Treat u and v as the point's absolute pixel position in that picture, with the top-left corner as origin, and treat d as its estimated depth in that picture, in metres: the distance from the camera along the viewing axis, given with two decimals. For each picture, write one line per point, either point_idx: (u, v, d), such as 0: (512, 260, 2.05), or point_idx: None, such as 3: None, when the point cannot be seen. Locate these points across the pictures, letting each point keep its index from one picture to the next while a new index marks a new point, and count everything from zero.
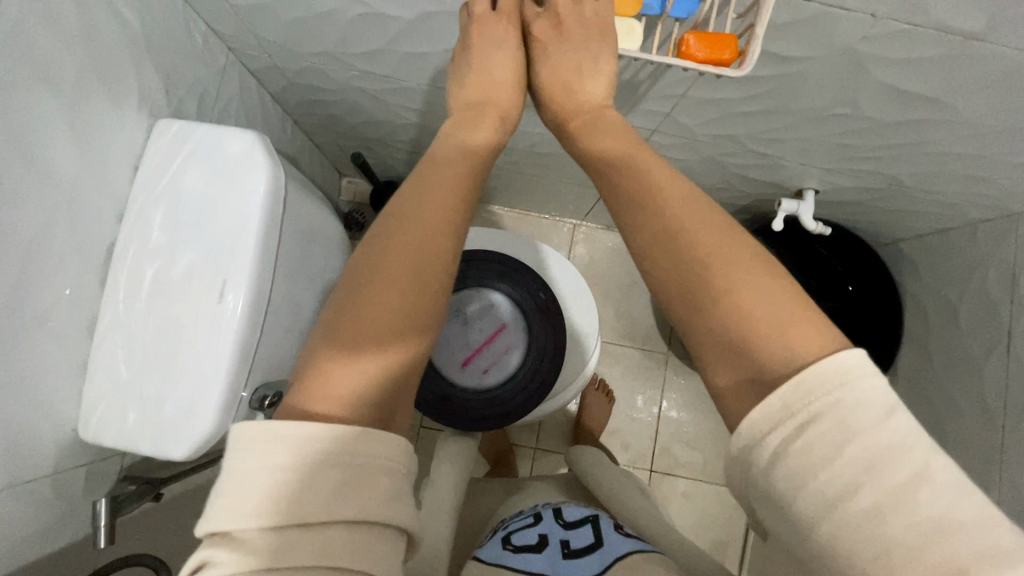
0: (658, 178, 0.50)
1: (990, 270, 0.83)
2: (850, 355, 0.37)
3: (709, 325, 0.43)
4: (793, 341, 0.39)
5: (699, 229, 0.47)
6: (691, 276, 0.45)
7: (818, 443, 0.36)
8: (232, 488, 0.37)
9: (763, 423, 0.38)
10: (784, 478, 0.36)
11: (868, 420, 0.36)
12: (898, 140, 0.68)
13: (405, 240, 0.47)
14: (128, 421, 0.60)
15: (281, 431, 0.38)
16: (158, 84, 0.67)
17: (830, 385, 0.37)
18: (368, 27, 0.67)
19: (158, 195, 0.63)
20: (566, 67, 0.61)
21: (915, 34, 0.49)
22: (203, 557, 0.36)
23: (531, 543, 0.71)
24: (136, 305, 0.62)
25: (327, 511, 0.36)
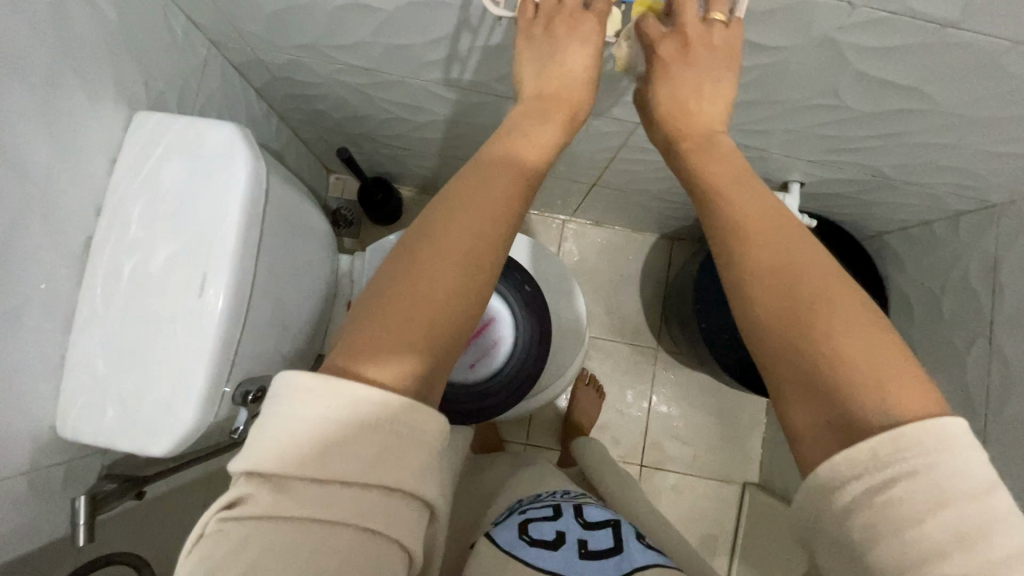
0: (750, 202, 0.48)
1: (972, 261, 0.84)
2: (955, 424, 0.36)
3: (792, 354, 0.41)
4: (895, 397, 0.37)
5: (803, 260, 0.43)
6: (784, 303, 0.42)
7: (907, 500, 0.34)
8: (273, 433, 0.37)
9: (845, 469, 0.36)
10: (861, 527, 0.35)
11: (968, 492, 0.34)
12: (880, 131, 0.69)
13: (457, 253, 0.44)
14: (107, 417, 0.60)
15: (337, 386, 0.37)
16: (137, 76, 0.66)
17: (930, 444, 0.35)
18: (350, 18, 0.66)
19: (136, 189, 0.63)
20: (681, 89, 0.55)
21: (893, 23, 0.49)
22: (237, 493, 0.36)
23: (548, 538, 0.70)
24: (114, 299, 0.61)
25: (367, 473, 0.36)
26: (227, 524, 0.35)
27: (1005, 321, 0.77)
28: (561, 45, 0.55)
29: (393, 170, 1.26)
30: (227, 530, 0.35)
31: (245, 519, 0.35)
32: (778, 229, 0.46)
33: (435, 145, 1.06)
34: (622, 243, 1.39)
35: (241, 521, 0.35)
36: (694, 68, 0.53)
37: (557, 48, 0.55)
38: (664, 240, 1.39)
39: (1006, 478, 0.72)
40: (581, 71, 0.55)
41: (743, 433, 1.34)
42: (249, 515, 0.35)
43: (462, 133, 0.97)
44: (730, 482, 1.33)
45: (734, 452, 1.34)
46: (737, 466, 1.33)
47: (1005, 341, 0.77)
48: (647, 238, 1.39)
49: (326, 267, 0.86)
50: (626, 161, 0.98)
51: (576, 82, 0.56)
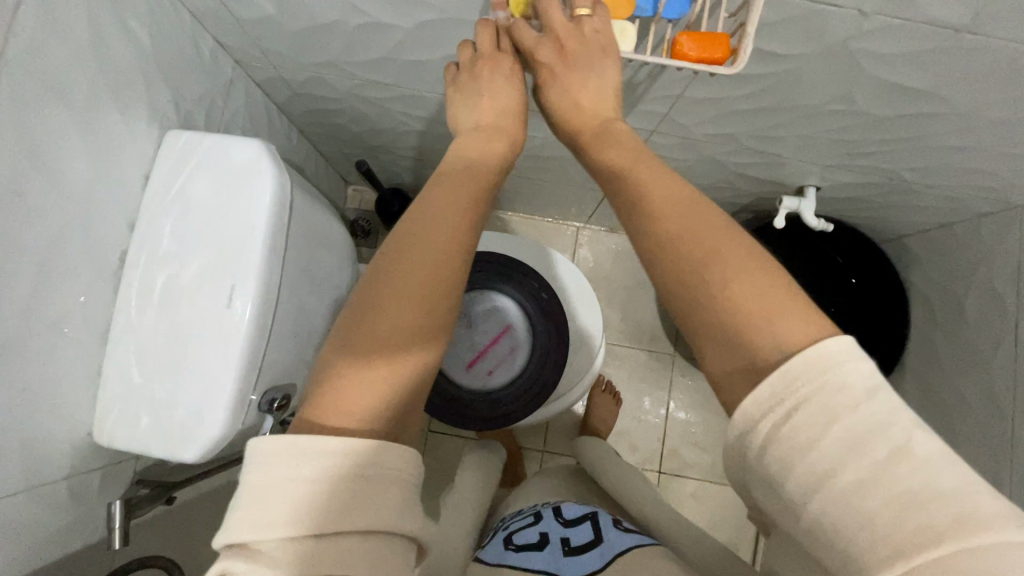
0: (652, 176, 0.49)
1: (995, 264, 0.82)
2: (836, 341, 0.37)
3: (705, 319, 0.42)
4: (780, 326, 0.39)
5: (709, 223, 0.45)
6: (678, 267, 0.44)
7: (805, 428, 0.36)
8: (247, 501, 0.38)
9: (754, 410, 0.38)
10: (775, 461, 0.36)
11: (845, 404, 0.35)
12: (895, 134, 0.69)
13: (410, 263, 0.47)
14: (140, 425, 0.62)
15: (297, 444, 0.39)
16: (167, 97, 0.69)
17: (811, 372, 0.36)
18: (369, 36, 0.69)
19: (168, 205, 0.65)
20: (571, 89, 0.56)
21: (905, 28, 0.50)
22: (219, 569, 0.37)
23: (533, 541, 0.72)
24: (147, 311, 0.63)
25: (342, 521, 0.37)
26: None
27: None
28: (486, 83, 0.59)
29: (410, 181, 1.28)
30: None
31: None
32: (678, 196, 0.47)
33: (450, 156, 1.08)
34: None
35: None
36: (585, 60, 0.55)
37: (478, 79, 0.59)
38: None
39: None
40: (512, 102, 0.59)
41: None
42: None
43: None
44: None
45: None
46: None
47: None
48: None
49: (347, 278, 0.88)
50: None
51: (511, 112, 0.59)
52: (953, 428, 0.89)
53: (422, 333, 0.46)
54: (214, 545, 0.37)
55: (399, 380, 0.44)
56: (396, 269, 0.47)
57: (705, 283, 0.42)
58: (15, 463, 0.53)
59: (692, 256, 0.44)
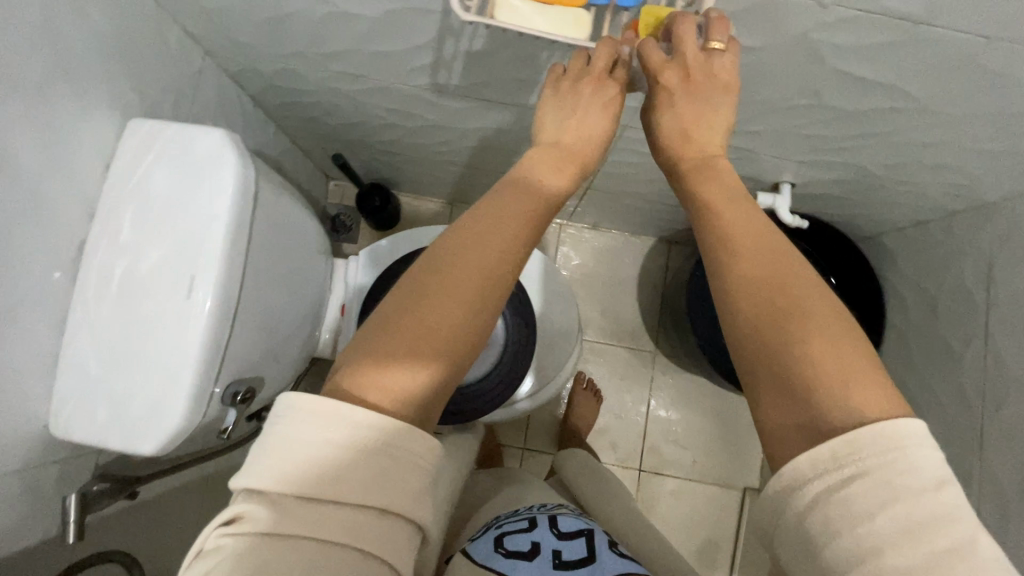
0: (745, 222, 0.50)
1: (967, 261, 0.83)
2: (911, 424, 0.37)
3: (771, 361, 0.43)
4: (855, 392, 0.39)
5: (802, 279, 0.45)
6: (763, 311, 0.44)
7: (861, 499, 0.36)
8: (273, 452, 0.38)
9: (808, 468, 0.38)
10: (818, 524, 0.37)
11: (910, 485, 0.35)
12: (864, 130, 0.69)
13: (467, 272, 0.47)
14: (97, 417, 0.61)
15: (340, 409, 0.39)
16: (131, 85, 0.67)
17: (886, 443, 0.36)
18: (337, 26, 0.68)
19: (128, 194, 0.64)
20: (684, 119, 0.56)
21: (865, 21, 0.49)
22: (236, 511, 0.37)
23: (524, 549, 0.71)
24: (105, 301, 0.62)
25: (363, 493, 0.37)
26: (225, 539, 0.36)
27: (1001, 324, 0.76)
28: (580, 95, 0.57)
29: (390, 176, 1.27)
30: (223, 546, 0.36)
31: (241, 536, 0.36)
32: (768, 245, 0.48)
33: (428, 150, 1.07)
34: (618, 246, 1.39)
35: (238, 536, 0.36)
36: (701, 92, 0.54)
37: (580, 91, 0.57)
38: (661, 243, 1.38)
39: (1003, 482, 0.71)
40: (596, 129, 0.58)
41: (743, 438, 1.33)
42: (248, 529, 0.36)
43: (452, 138, 0.98)
44: (731, 488, 1.32)
45: (734, 457, 1.33)
46: (737, 471, 1.32)
47: (1001, 342, 0.75)
48: (644, 241, 1.38)
49: (319, 272, 0.88)
50: (616, 165, 0.98)
51: (591, 138, 0.58)
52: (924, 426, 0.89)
53: (464, 338, 0.46)
54: (233, 486, 0.37)
55: (434, 380, 0.43)
56: (459, 264, 0.47)
57: (787, 333, 0.42)
58: None
59: (777, 304, 0.44)
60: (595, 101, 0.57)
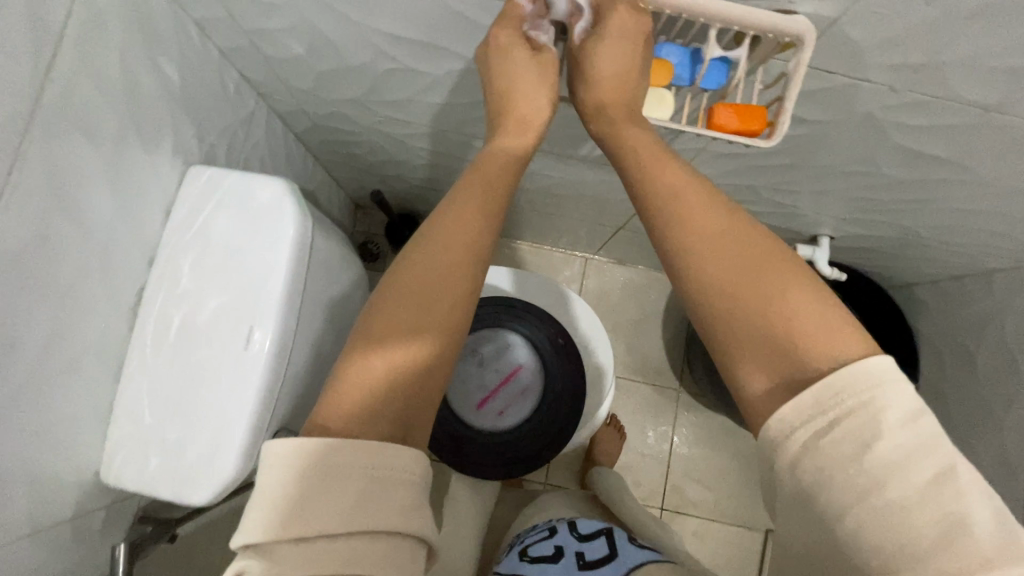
0: (696, 197, 0.47)
1: (1006, 321, 0.83)
2: (877, 364, 0.38)
3: (745, 343, 0.42)
4: (837, 348, 0.39)
5: (748, 245, 0.45)
6: (730, 283, 0.44)
7: (845, 442, 0.37)
8: (261, 502, 0.39)
9: (793, 417, 0.38)
10: (811, 472, 0.37)
11: (895, 425, 0.36)
12: (912, 196, 0.69)
13: (421, 275, 0.48)
14: (149, 466, 0.60)
15: (306, 446, 0.40)
16: (192, 131, 0.68)
17: (864, 384, 0.37)
18: (396, 79, 0.69)
19: (188, 241, 0.64)
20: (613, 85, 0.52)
21: (934, 105, 0.50)
22: (235, 567, 0.38)
23: (548, 554, 0.74)
24: (162, 348, 0.62)
25: (348, 522, 0.38)
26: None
27: None
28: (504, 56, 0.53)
29: (422, 208, 1.28)
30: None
31: None
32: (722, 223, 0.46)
33: None
34: (644, 282, 1.39)
35: None
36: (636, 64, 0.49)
37: (511, 69, 0.53)
38: None
39: None
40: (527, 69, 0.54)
41: None
42: None
43: None
44: (752, 528, 1.31)
45: (756, 496, 1.32)
46: (760, 513, 1.31)
47: None
48: None
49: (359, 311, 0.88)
50: None
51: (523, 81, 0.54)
52: None
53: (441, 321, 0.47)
54: (232, 545, 0.38)
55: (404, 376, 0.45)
56: (425, 254, 0.49)
57: (753, 310, 0.42)
58: (20, 507, 0.52)
59: (736, 284, 0.43)
60: (524, 81, 0.54)
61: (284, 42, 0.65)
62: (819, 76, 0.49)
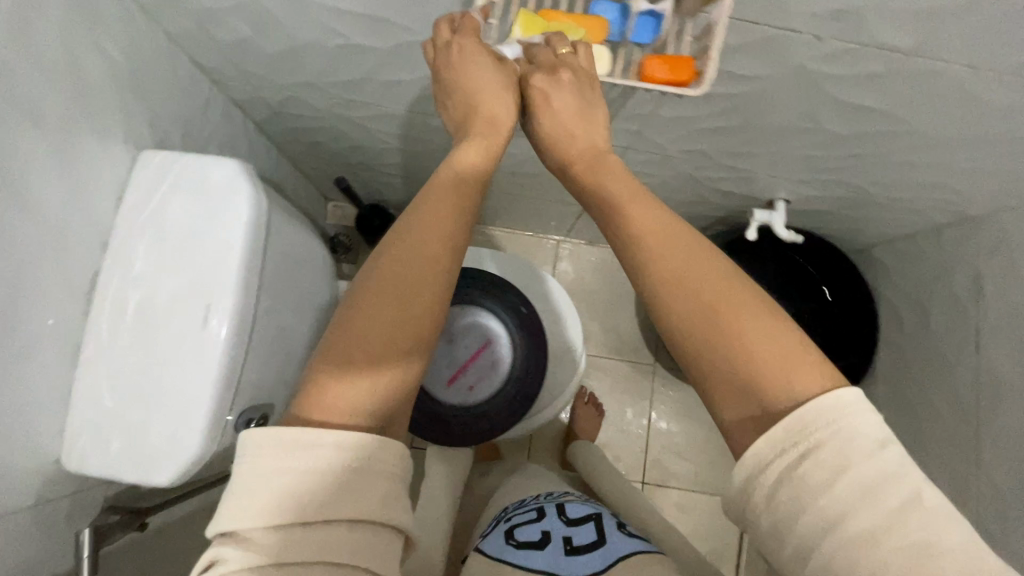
0: (666, 228, 0.48)
1: (956, 273, 0.86)
2: (845, 394, 0.39)
3: (714, 365, 0.43)
4: (800, 379, 0.40)
5: (712, 278, 0.45)
6: (693, 311, 0.44)
7: (818, 470, 0.38)
8: (239, 492, 0.40)
9: (768, 450, 0.39)
10: (786, 501, 0.38)
11: (861, 452, 0.38)
12: (856, 151, 0.72)
13: (387, 289, 0.46)
14: (111, 450, 0.60)
15: (284, 437, 0.40)
16: (142, 117, 0.68)
17: (829, 414, 0.38)
18: (347, 58, 0.69)
19: (142, 225, 0.64)
20: (565, 121, 0.55)
21: (860, 53, 0.52)
22: (212, 554, 0.39)
23: (534, 539, 0.74)
24: (120, 333, 0.62)
25: (325, 512, 0.39)
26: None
27: (992, 332, 0.79)
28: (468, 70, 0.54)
29: (392, 198, 1.28)
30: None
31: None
32: (680, 244, 0.47)
33: (429, 173, 1.08)
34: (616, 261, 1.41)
35: None
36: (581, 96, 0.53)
37: (473, 79, 0.54)
38: None
39: (999, 485, 0.74)
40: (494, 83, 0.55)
41: None
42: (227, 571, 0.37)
43: None
44: None
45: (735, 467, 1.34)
46: None
47: (992, 350, 0.79)
48: None
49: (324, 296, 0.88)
50: None
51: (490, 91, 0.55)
52: (921, 432, 0.92)
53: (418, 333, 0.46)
54: (209, 531, 0.39)
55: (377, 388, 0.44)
56: (398, 260, 0.47)
57: (718, 330, 0.43)
58: None
59: (702, 304, 0.44)
60: (484, 83, 0.54)
61: (232, 23, 0.65)
62: (748, 28, 0.51)
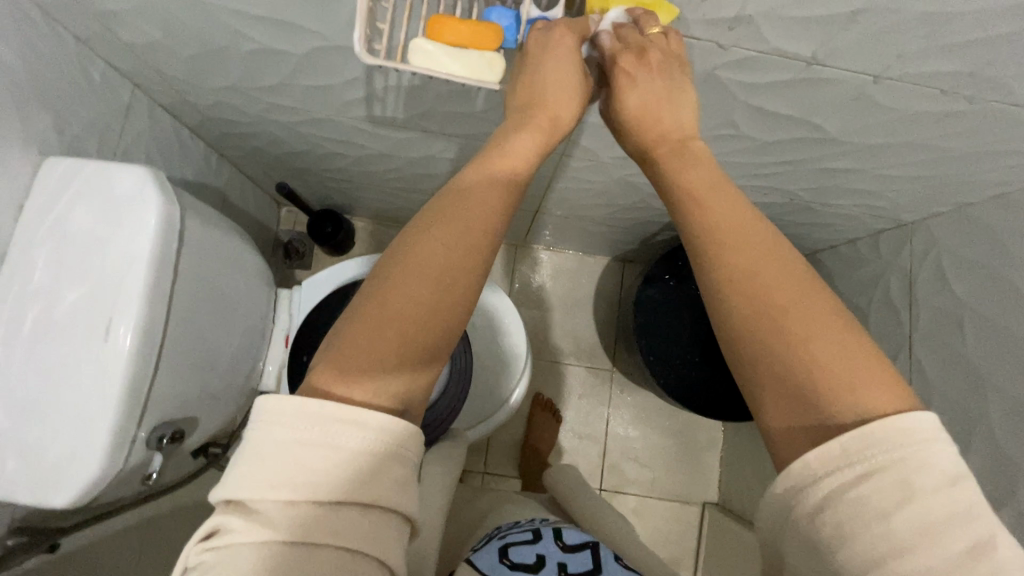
0: (740, 227, 0.43)
1: (891, 278, 0.87)
2: (917, 420, 0.35)
3: (768, 366, 0.39)
4: (865, 395, 0.36)
5: (786, 282, 0.41)
6: (755, 312, 0.40)
7: (877, 496, 0.33)
8: (248, 459, 0.37)
9: (819, 467, 0.35)
10: (833, 523, 0.34)
11: (932, 483, 0.33)
12: (784, 158, 0.71)
13: (420, 280, 0.42)
14: (5, 470, 0.58)
15: (303, 408, 0.37)
16: (46, 122, 0.66)
17: (896, 440, 0.34)
18: (265, 61, 0.67)
19: (43, 234, 0.62)
20: (652, 102, 0.49)
21: (763, 61, 0.52)
22: (216, 523, 0.36)
23: (528, 562, 0.68)
24: (16, 346, 0.59)
25: (343, 489, 0.36)
26: (207, 553, 0.35)
27: (923, 337, 0.80)
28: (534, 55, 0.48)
29: (342, 203, 1.26)
30: (205, 562, 0.35)
31: (225, 548, 0.34)
32: (761, 240, 0.43)
33: (374, 178, 1.07)
34: (575, 266, 1.40)
35: (223, 547, 0.34)
36: (666, 77, 0.48)
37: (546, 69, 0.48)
38: (617, 261, 1.40)
39: None
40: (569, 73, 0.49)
41: (701, 452, 1.35)
42: (230, 542, 0.34)
43: (400, 166, 0.98)
44: (690, 503, 1.33)
45: (692, 471, 1.34)
46: (696, 487, 1.34)
47: (923, 356, 0.79)
48: (600, 261, 1.41)
49: (255, 305, 0.86)
50: (561, 190, 1.00)
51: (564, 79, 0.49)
52: None
53: (441, 331, 0.42)
54: (213, 498, 0.36)
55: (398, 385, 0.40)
56: (433, 244, 0.43)
57: (783, 332, 0.39)
58: None
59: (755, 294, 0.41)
60: (558, 83, 0.49)
61: (140, 26, 0.64)
62: None
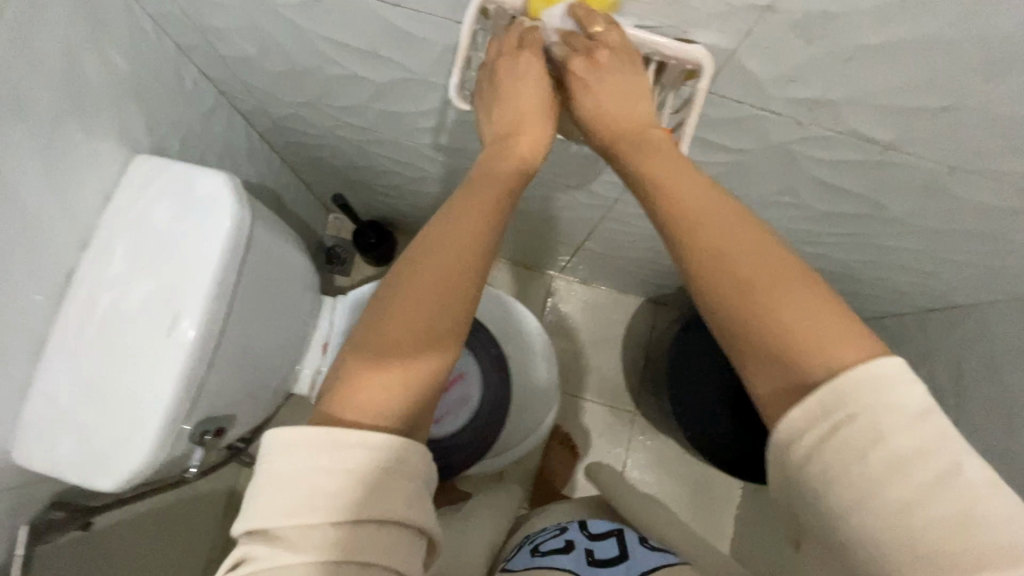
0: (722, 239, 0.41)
1: (937, 358, 0.85)
2: (888, 362, 0.35)
3: (772, 372, 0.39)
4: (836, 350, 0.36)
5: (759, 288, 0.39)
6: (740, 331, 0.40)
7: (853, 443, 0.35)
8: (264, 486, 0.38)
9: (798, 423, 0.36)
10: (819, 478, 0.36)
11: (900, 423, 0.34)
12: (841, 229, 0.71)
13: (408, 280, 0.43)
14: (60, 448, 0.60)
15: (311, 435, 0.38)
16: (139, 121, 0.70)
17: (871, 389, 0.35)
18: (347, 85, 0.71)
19: (124, 228, 0.65)
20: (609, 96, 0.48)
21: (837, 140, 0.53)
22: (242, 551, 0.37)
23: (557, 548, 0.73)
24: (86, 332, 0.62)
25: (355, 508, 0.37)
26: None
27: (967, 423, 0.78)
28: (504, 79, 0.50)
29: (389, 216, 1.29)
30: None
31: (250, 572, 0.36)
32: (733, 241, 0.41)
33: (425, 198, 1.09)
34: (607, 303, 1.41)
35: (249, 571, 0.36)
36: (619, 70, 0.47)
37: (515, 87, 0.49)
38: (650, 303, 1.40)
39: None
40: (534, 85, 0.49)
41: (718, 507, 1.32)
42: (255, 566, 0.36)
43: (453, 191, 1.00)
44: None
45: (705, 526, 1.31)
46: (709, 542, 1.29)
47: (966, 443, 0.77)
48: (633, 300, 1.41)
49: (300, 310, 0.88)
50: (607, 230, 1.02)
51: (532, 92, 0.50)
52: None
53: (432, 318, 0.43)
54: (236, 529, 0.37)
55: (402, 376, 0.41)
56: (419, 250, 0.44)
57: (758, 327, 0.39)
58: None
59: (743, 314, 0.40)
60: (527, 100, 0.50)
61: (238, 43, 0.68)
62: (728, 105, 0.51)
